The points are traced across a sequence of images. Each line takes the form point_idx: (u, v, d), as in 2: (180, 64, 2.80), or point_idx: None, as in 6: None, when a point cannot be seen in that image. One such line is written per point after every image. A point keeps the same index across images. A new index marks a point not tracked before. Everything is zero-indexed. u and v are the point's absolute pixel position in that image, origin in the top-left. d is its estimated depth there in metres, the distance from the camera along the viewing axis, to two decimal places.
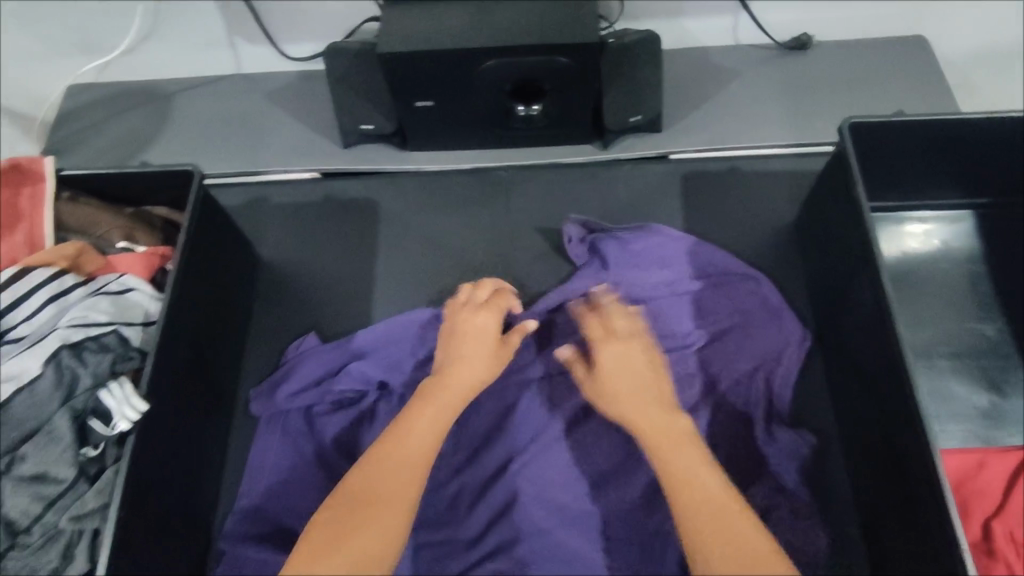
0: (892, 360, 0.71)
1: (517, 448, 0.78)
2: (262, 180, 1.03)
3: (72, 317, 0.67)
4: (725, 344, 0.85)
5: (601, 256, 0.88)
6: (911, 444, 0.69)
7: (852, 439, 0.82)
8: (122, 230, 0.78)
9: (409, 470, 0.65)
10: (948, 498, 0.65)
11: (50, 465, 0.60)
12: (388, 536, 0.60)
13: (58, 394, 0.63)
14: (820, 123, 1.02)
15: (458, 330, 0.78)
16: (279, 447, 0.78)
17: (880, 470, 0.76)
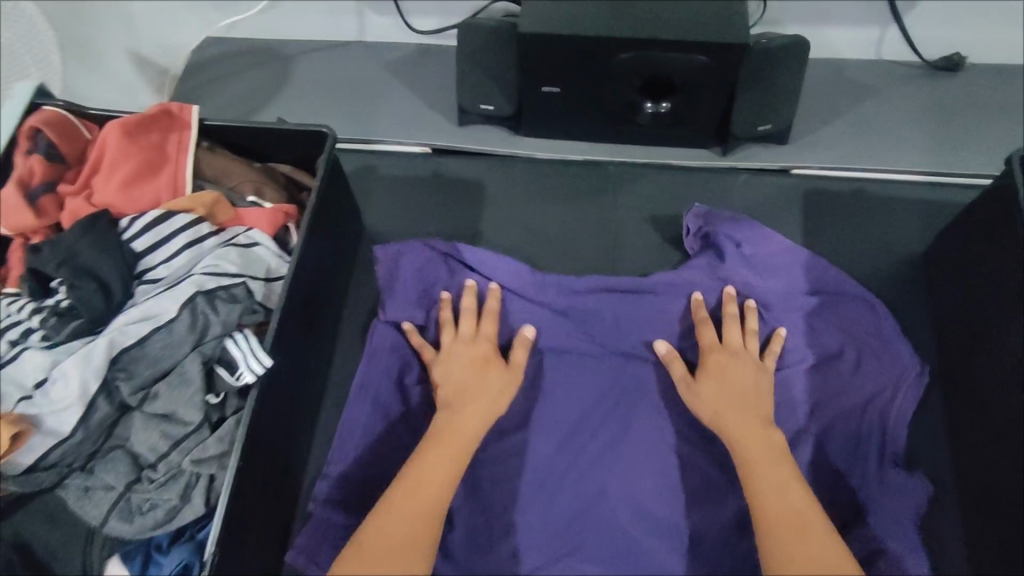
0: None
1: (610, 445, 0.77)
2: (372, 149, 1.03)
3: (206, 265, 0.69)
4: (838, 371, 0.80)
5: (716, 251, 0.85)
6: None
7: (974, 488, 0.77)
8: (253, 184, 0.79)
9: (424, 514, 0.66)
10: None
11: (180, 406, 0.62)
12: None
13: (190, 338, 0.64)
14: (964, 153, 0.95)
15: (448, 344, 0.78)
16: (377, 415, 0.79)
17: (1010, 526, 0.71)
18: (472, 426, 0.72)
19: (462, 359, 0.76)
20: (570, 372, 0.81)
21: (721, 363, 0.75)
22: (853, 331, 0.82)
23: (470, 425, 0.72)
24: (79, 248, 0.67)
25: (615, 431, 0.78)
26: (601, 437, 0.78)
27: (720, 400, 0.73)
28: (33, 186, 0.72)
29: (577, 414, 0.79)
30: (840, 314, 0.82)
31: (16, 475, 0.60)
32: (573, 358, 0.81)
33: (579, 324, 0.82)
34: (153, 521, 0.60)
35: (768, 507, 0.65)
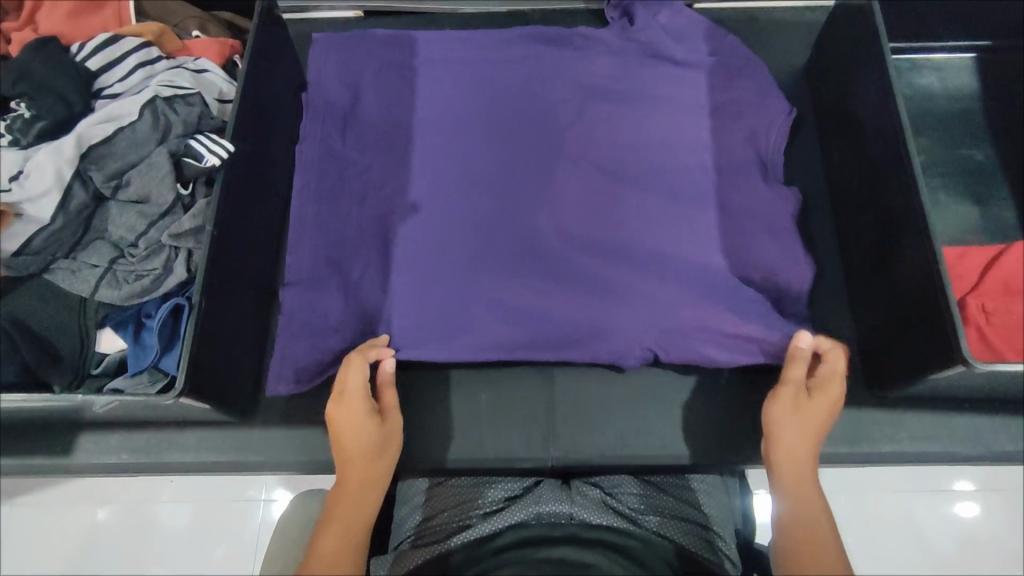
0: (894, 134, 0.80)
1: (534, 238, 0.84)
2: (307, 17, 1.08)
3: (161, 79, 0.75)
4: (742, 160, 0.88)
5: (630, 19, 0.94)
6: (902, 201, 0.78)
7: (852, 244, 0.89)
8: (196, 20, 0.84)
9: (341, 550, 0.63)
10: (937, 241, 0.72)
11: (153, 189, 0.68)
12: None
13: (155, 135, 0.71)
14: None
15: (336, 429, 0.71)
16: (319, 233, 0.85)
17: (876, 258, 0.83)
18: (375, 474, 0.69)
19: (351, 414, 0.71)
20: (493, 133, 0.89)
21: (794, 399, 0.70)
22: (744, 123, 0.88)
23: (367, 471, 0.69)
24: (34, 65, 0.70)
25: (530, 182, 0.86)
26: (522, 232, 0.84)
27: (793, 425, 0.69)
28: None
29: (495, 173, 0.87)
30: (733, 104, 0.89)
31: (5, 259, 0.65)
32: (493, 123, 0.89)
33: (492, 131, 0.89)
34: (141, 287, 0.67)
35: (794, 506, 0.65)
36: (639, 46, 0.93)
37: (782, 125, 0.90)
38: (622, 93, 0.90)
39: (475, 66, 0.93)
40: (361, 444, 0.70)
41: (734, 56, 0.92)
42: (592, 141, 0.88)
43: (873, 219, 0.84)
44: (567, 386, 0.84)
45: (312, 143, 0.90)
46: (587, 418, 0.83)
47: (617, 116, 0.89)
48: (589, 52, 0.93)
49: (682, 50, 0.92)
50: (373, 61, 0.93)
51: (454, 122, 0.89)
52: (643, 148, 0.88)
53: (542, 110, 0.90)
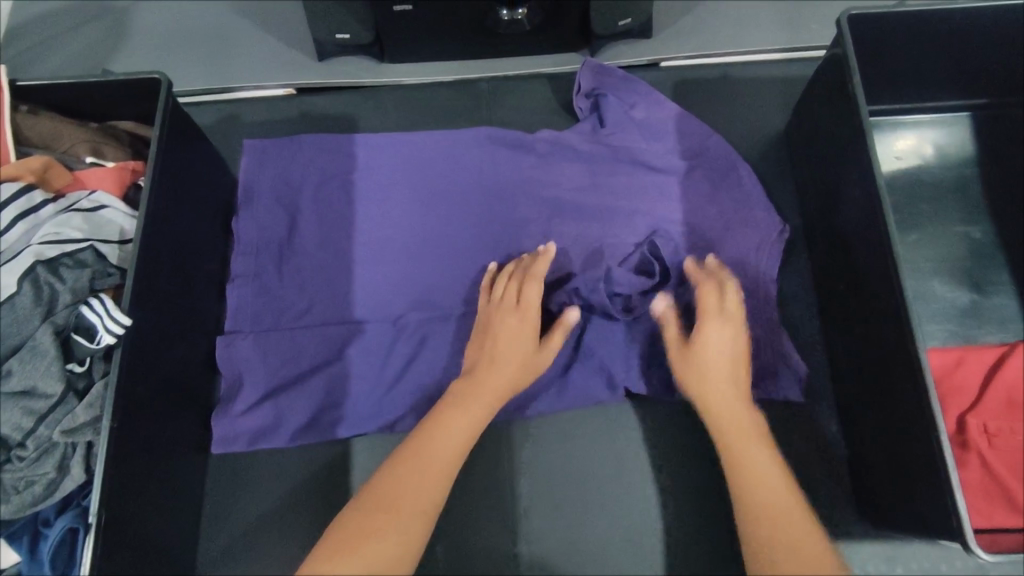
0: (880, 243, 0.71)
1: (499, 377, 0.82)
2: (230, 97, 0.97)
3: (44, 233, 0.65)
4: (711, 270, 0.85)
5: (600, 115, 0.91)
6: (895, 333, 0.68)
7: (840, 352, 0.81)
8: (88, 144, 0.74)
9: (438, 476, 0.63)
10: (930, 392, 0.63)
11: (39, 379, 0.60)
12: (420, 518, 0.60)
13: (38, 309, 0.62)
14: (817, 27, 0.97)
15: (492, 331, 0.75)
16: (256, 381, 0.80)
17: (866, 383, 0.75)
18: (505, 387, 0.72)
19: (509, 345, 0.74)
20: (455, 258, 0.86)
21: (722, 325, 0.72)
22: (720, 227, 0.87)
23: (497, 380, 0.72)
24: None
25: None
26: None
27: (698, 369, 0.71)
28: None
29: (456, 306, 0.84)
30: (706, 208, 0.88)
31: None
32: (455, 247, 0.87)
33: (454, 259, 0.86)
34: (32, 497, 0.58)
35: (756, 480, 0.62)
36: (609, 150, 0.90)
37: (751, 230, 0.86)
38: (591, 207, 0.88)
39: (431, 181, 0.90)
40: (518, 351, 0.74)
41: (715, 155, 0.90)
42: (561, 264, 0.85)
43: (861, 337, 0.76)
44: (534, 526, 0.79)
45: (245, 280, 0.85)
46: (558, 561, 0.78)
47: (586, 238, 0.87)
48: (556, 158, 0.90)
49: (657, 148, 0.90)
50: (314, 172, 0.90)
51: (414, 251, 0.86)
52: (609, 263, 0.85)
53: (505, 229, 0.87)
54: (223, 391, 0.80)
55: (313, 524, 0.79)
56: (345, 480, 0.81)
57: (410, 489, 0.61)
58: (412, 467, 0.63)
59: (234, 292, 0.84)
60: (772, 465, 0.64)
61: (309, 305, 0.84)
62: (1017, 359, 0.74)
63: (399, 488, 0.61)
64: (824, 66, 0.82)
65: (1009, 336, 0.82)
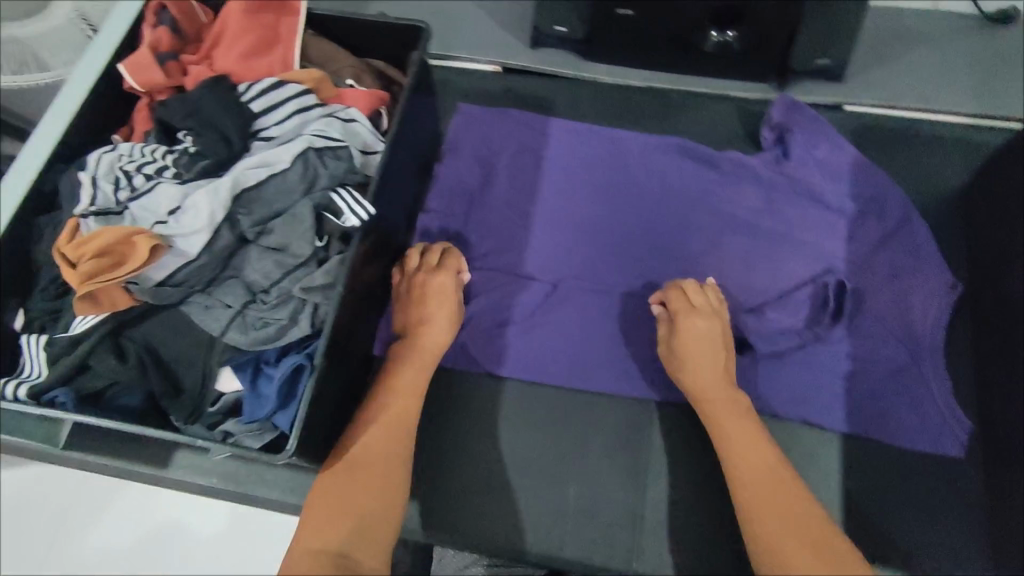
0: None
1: (648, 353, 0.87)
2: (446, 63, 1.10)
3: (314, 129, 0.77)
4: (870, 303, 0.88)
5: (786, 149, 0.97)
6: None
7: (993, 409, 0.82)
8: (352, 70, 0.87)
9: (394, 439, 0.74)
10: None
11: (294, 240, 0.70)
12: (394, 492, 0.70)
13: (301, 185, 0.72)
14: (1012, 100, 0.99)
15: (419, 291, 0.83)
16: None
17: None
18: (433, 350, 0.81)
19: (437, 305, 0.82)
20: (627, 245, 0.93)
21: (708, 341, 0.81)
22: (885, 265, 0.89)
23: (435, 338, 0.81)
24: (203, 103, 0.75)
25: None
26: (636, 345, 0.87)
27: (678, 355, 0.81)
28: (159, 50, 0.80)
29: (618, 283, 0.90)
30: (874, 246, 0.91)
31: (149, 288, 0.67)
32: (628, 234, 0.93)
33: (625, 244, 0.93)
34: (266, 336, 0.68)
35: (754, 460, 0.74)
36: (790, 181, 0.95)
37: (916, 276, 0.88)
38: (764, 229, 0.93)
39: (615, 171, 0.98)
40: (442, 318, 0.82)
41: (892, 202, 0.92)
42: (723, 269, 0.91)
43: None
44: (658, 498, 0.82)
45: (437, 216, 0.95)
46: (676, 539, 0.80)
47: (753, 253, 0.91)
48: (737, 178, 0.96)
49: (835, 187, 0.94)
50: (512, 141, 1.00)
51: (590, 229, 0.94)
52: (771, 283, 0.90)
53: (677, 226, 0.94)
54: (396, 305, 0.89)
55: (451, 441, 0.85)
56: (488, 407, 0.86)
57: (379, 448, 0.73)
58: (388, 434, 0.74)
59: (426, 225, 0.95)
60: (755, 453, 0.75)
61: (490, 253, 0.93)
62: None
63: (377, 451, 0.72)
64: None
65: None
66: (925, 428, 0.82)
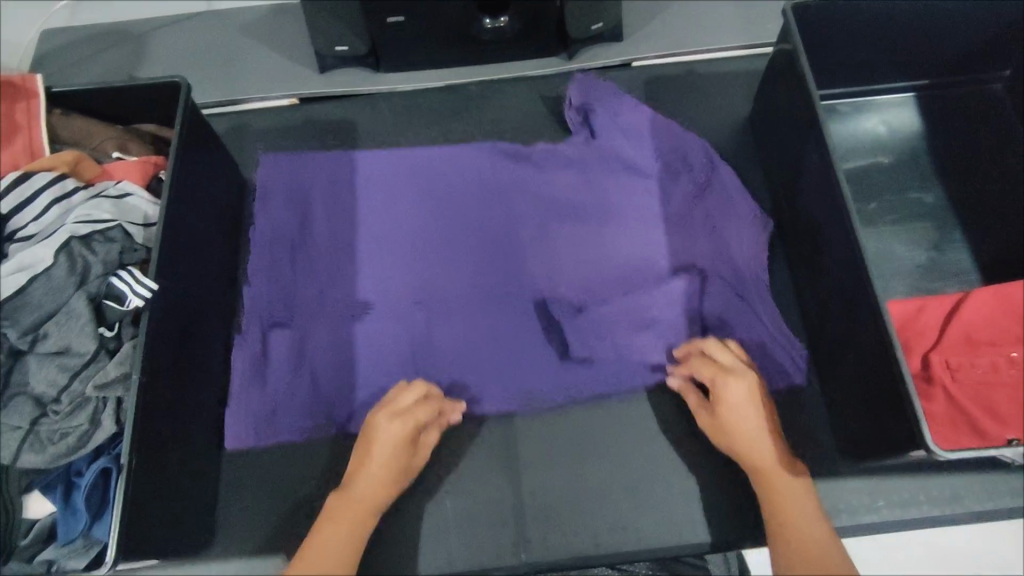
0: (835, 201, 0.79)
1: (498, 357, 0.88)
2: (240, 108, 1.06)
3: (77, 215, 0.71)
4: (702, 249, 0.90)
5: (592, 128, 0.98)
6: (854, 279, 0.77)
7: (813, 315, 0.88)
8: (116, 141, 0.82)
9: None
10: (889, 326, 0.71)
11: (74, 339, 0.65)
12: None
13: (72, 279, 0.67)
14: (771, 26, 1.08)
15: (367, 443, 0.74)
16: (275, 373, 0.85)
17: (841, 334, 0.81)
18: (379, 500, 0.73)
19: (383, 458, 0.74)
20: (462, 260, 0.92)
21: (746, 417, 0.74)
22: (702, 208, 0.92)
23: (373, 495, 0.73)
24: None
25: (502, 313, 0.90)
26: (485, 351, 0.88)
27: (718, 427, 0.75)
28: None
29: (462, 304, 0.90)
30: (693, 197, 0.93)
31: None
32: (461, 252, 0.93)
33: (458, 263, 0.92)
34: (67, 447, 0.63)
35: (794, 534, 0.67)
36: (600, 155, 0.96)
37: (732, 215, 0.92)
38: (587, 209, 0.94)
39: (435, 192, 0.96)
40: (389, 471, 0.74)
41: (696, 152, 0.95)
42: (557, 261, 0.91)
43: (831, 294, 0.83)
44: (535, 485, 0.84)
45: (260, 281, 0.90)
46: (561, 516, 0.83)
47: (583, 239, 0.92)
48: (552, 168, 0.97)
49: (638, 154, 0.95)
50: (325, 184, 0.96)
51: (421, 258, 0.92)
52: (606, 261, 0.90)
53: (507, 232, 0.94)
54: (234, 389, 0.84)
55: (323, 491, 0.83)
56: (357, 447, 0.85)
57: None
58: None
59: (250, 292, 0.89)
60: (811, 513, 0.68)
61: (326, 306, 0.89)
62: (970, 302, 0.80)
63: None
64: (773, 57, 0.92)
65: (964, 287, 0.89)
66: (771, 358, 0.85)
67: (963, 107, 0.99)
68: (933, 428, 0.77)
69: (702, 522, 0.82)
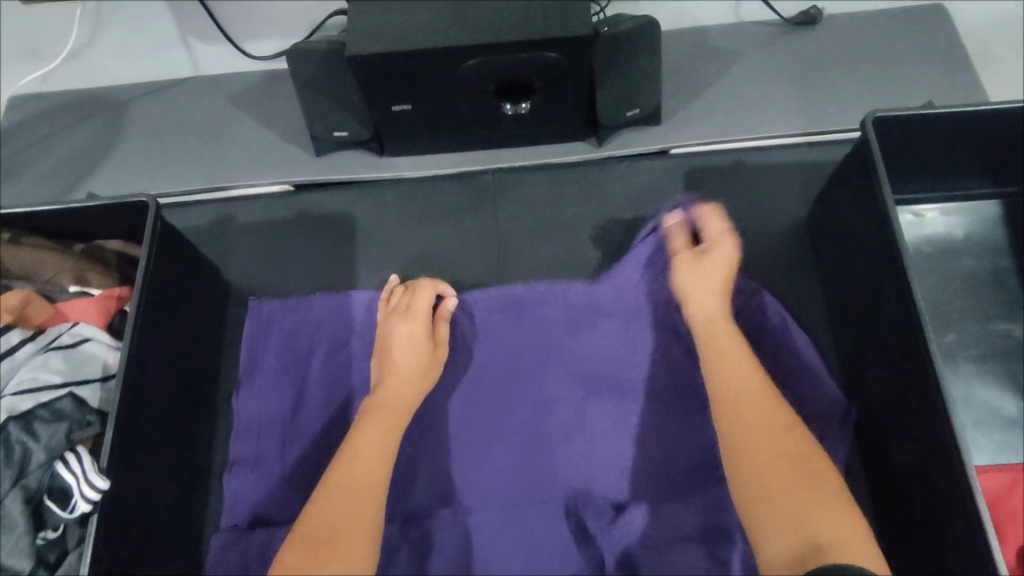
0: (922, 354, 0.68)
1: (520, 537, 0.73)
2: (226, 195, 0.94)
3: (19, 381, 0.62)
4: None
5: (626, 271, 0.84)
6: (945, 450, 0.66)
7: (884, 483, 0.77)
8: (73, 272, 0.70)
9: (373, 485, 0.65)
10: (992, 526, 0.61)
11: (7, 556, 0.55)
12: (366, 539, 0.61)
13: (8, 474, 0.57)
14: (834, 110, 0.94)
15: (385, 343, 0.77)
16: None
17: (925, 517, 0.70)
18: (416, 391, 0.74)
19: (404, 355, 0.76)
20: (484, 449, 0.78)
21: (713, 270, 0.77)
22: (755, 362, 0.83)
23: (409, 382, 0.74)
24: None
25: (528, 512, 0.75)
26: (509, 520, 0.74)
27: (699, 272, 0.77)
28: None
29: (484, 498, 0.76)
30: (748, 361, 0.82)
31: None
32: (484, 434, 0.78)
33: (479, 445, 0.78)
34: None
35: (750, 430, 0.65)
36: (637, 312, 0.83)
37: (795, 375, 0.81)
38: (626, 381, 0.80)
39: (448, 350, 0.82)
40: (416, 360, 0.75)
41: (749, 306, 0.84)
42: (589, 444, 0.78)
43: (910, 462, 0.73)
44: None
45: (244, 468, 0.76)
46: None
47: (620, 418, 0.79)
48: (582, 323, 0.83)
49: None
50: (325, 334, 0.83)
51: (438, 437, 0.78)
52: (650, 454, 0.77)
53: (534, 403, 0.79)
54: None
55: None
56: None
57: (353, 492, 0.64)
58: (349, 478, 0.65)
59: (229, 481, 0.76)
60: (767, 394, 0.67)
61: None
62: None
63: (344, 482, 0.64)
64: (838, 166, 0.81)
65: None
66: None
67: None
68: None
69: None
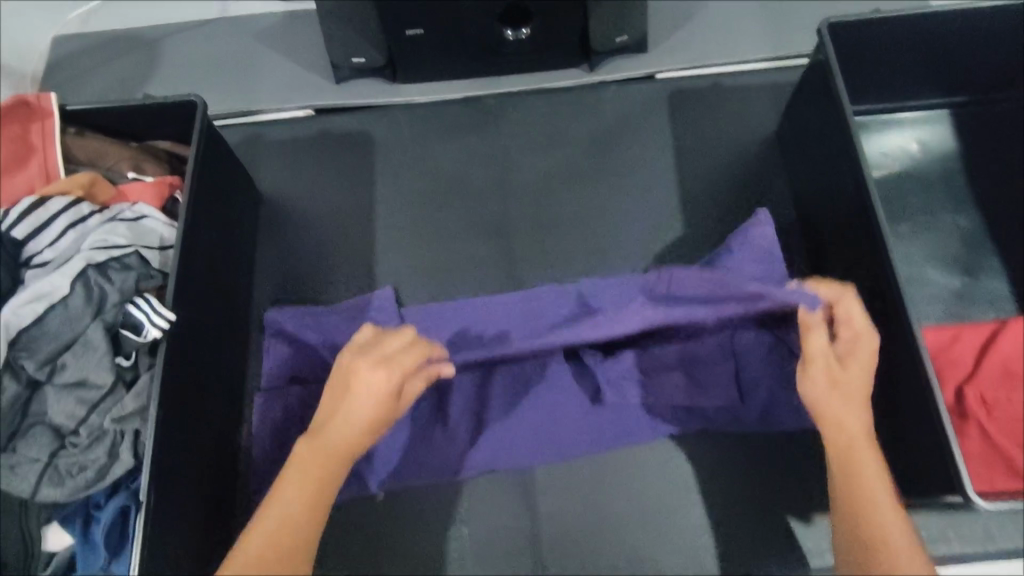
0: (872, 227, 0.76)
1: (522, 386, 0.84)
2: (255, 119, 1.05)
3: (93, 240, 0.70)
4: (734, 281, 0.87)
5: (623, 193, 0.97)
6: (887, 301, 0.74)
7: None
8: (130, 161, 0.80)
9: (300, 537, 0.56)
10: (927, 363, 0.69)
11: (91, 371, 0.65)
12: None
13: (89, 309, 0.67)
14: (801, 37, 1.04)
15: (338, 406, 0.62)
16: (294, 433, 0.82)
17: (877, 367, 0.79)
18: (362, 438, 0.61)
19: (362, 408, 0.61)
20: (484, 314, 0.87)
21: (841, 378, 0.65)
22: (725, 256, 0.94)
23: (353, 425, 0.61)
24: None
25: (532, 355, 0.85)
26: (509, 376, 0.85)
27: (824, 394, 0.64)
28: None
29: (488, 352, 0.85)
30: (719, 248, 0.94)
31: None
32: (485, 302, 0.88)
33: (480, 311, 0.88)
34: (85, 481, 0.63)
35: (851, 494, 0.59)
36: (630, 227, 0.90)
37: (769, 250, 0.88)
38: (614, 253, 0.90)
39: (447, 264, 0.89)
40: (371, 400, 0.61)
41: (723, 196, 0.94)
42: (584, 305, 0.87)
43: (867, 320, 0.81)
44: (552, 512, 0.83)
45: (279, 338, 0.87)
46: (578, 543, 0.82)
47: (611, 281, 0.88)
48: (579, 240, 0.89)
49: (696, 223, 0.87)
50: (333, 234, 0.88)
51: (442, 311, 0.88)
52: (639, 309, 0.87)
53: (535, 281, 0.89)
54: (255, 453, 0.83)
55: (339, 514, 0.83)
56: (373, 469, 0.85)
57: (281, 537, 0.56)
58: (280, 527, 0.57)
59: (268, 348, 0.88)
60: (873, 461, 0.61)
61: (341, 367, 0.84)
62: (1007, 334, 0.78)
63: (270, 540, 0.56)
64: (806, 76, 0.89)
65: (999, 315, 0.87)
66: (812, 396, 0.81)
67: (1001, 126, 0.96)
68: (968, 466, 0.75)
69: (721, 551, 0.81)
